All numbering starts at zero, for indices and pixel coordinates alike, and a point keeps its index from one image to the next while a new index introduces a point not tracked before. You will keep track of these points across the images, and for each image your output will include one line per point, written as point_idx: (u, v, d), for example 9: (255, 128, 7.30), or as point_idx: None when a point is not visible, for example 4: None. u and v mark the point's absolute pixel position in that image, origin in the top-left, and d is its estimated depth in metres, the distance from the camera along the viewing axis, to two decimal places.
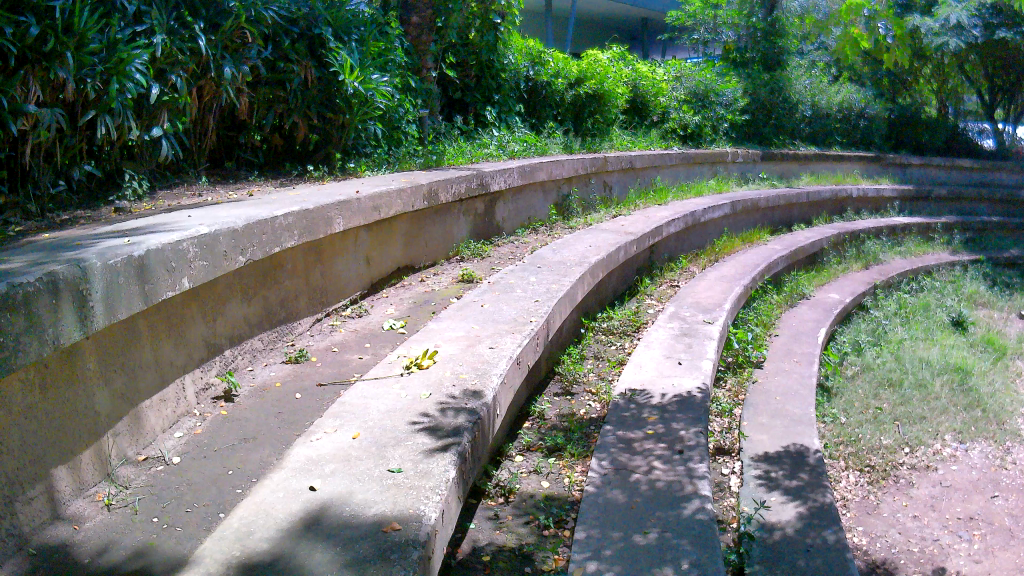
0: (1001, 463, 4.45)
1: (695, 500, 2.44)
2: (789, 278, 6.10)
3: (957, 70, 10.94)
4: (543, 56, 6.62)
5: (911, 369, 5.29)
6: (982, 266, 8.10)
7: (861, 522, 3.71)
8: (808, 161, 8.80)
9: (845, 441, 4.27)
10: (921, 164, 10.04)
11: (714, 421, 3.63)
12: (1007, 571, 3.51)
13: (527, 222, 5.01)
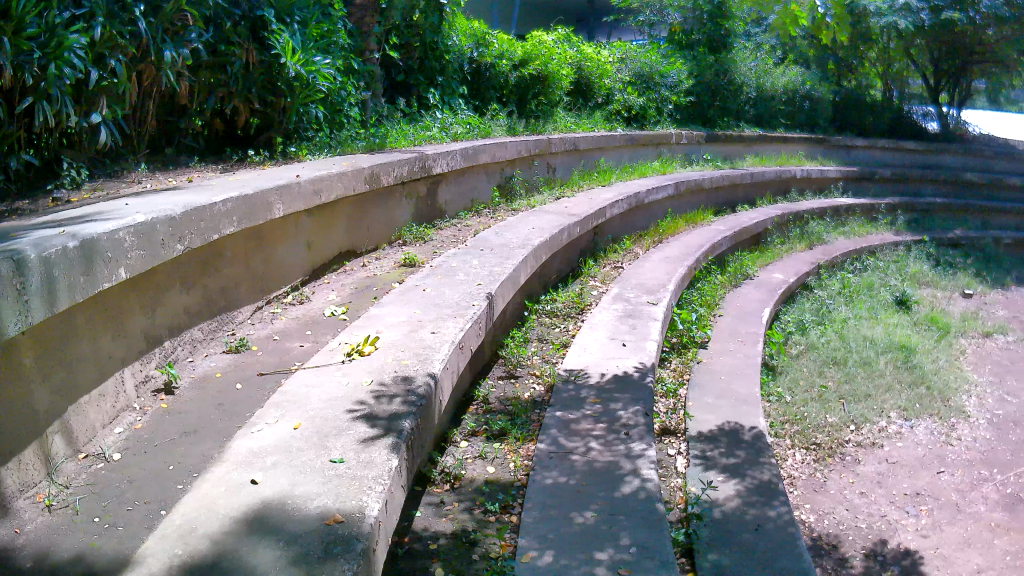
0: (945, 439, 4.54)
1: (639, 480, 2.45)
2: (734, 259, 6.16)
3: (903, 54, 11.14)
4: (486, 38, 6.56)
5: (855, 348, 5.37)
6: (926, 246, 8.27)
7: (808, 500, 3.76)
8: (752, 143, 8.82)
9: (791, 420, 4.32)
10: (866, 146, 10.17)
11: (660, 402, 3.67)
12: (954, 546, 3.59)
13: (470, 204, 4.99)
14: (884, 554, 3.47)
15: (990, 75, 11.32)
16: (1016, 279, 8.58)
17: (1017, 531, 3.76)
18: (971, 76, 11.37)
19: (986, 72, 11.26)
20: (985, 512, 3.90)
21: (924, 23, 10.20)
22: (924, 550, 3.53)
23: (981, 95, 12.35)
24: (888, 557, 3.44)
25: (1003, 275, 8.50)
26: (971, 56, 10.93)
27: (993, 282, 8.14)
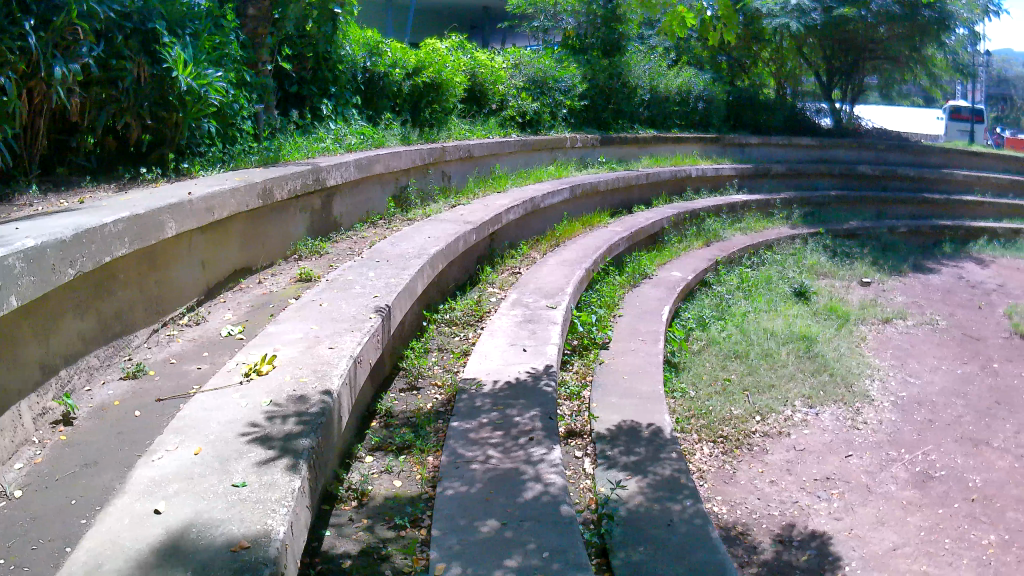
0: (851, 424, 4.70)
1: (541, 484, 2.49)
2: (631, 259, 6.25)
3: (795, 53, 11.49)
4: (380, 47, 6.55)
5: (756, 341, 5.51)
6: (822, 238, 8.61)
7: (720, 492, 3.83)
8: (646, 145, 8.90)
9: (696, 415, 4.39)
10: (759, 143, 10.42)
11: (563, 405, 3.70)
12: (868, 525, 3.72)
13: (365, 215, 4.94)
14: (797, 539, 3.56)
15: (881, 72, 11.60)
16: (911, 266, 8.97)
17: (928, 506, 3.93)
18: (864, 73, 11.66)
19: (877, 69, 11.55)
20: (895, 491, 4.06)
21: (816, 22, 10.52)
22: (837, 532, 3.64)
23: (873, 92, 12.63)
24: (802, 542, 3.54)
25: (899, 262, 8.89)
26: (860, 56, 11.31)
27: (888, 269, 8.56)
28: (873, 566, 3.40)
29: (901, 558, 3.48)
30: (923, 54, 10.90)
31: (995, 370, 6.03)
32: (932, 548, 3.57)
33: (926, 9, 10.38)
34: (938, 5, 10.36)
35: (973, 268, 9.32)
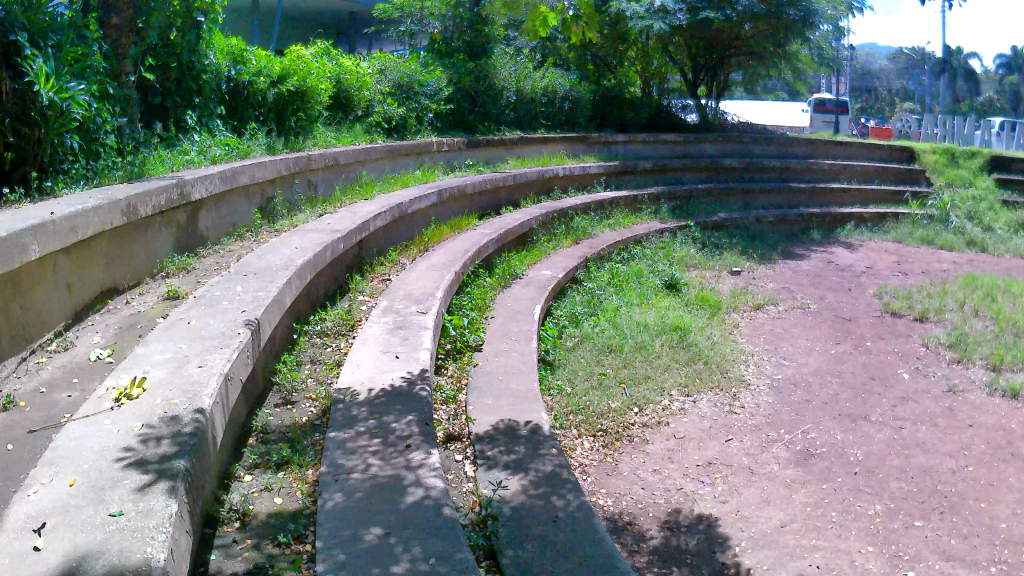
0: (728, 409, 5.02)
1: (422, 489, 2.52)
2: (501, 261, 6.29)
3: (659, 52, 11.75)
4: (245, 54, 6.42)
5: (629, 334, 5.67)
6: (691, 230, 8.90)
7: (603, 485, 4.03)
8: (513, 146, 8.92)
9: (574, 411, 4.58)
10: (625, 141, 10.54)
11: (439, 410, 3.72)
12: (754, 506, 4.03)
13: (232, 228, 4.84)
14: (684, 524, 3.80)
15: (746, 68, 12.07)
16: (779, 254, 9.40)
17: (810, 483, 4.32)
18: (729, 69, 12.02)
19: (742, 64, 11.94)
20: (778, 470, 4.42)
21: (681, 23, 10.65)
22: (723, 515, 3.92)
23: (738, 87, 13.01)
24: (688, 526, 3.79)
25: (768, 251, 9.33)
26: (725, 50, 11.59)
27: (758, 258, 8.97)
28: (762, 544, 3.70)
29: (789, 534, 3.81)
30: (787, 49, 11.35)
31: (866, 348, 6.56)
32: (819, 522, 3.95)
33: (790, 7, 10.63)
34: (802, 4, 10.63)
35: (839, 254, 9.86)
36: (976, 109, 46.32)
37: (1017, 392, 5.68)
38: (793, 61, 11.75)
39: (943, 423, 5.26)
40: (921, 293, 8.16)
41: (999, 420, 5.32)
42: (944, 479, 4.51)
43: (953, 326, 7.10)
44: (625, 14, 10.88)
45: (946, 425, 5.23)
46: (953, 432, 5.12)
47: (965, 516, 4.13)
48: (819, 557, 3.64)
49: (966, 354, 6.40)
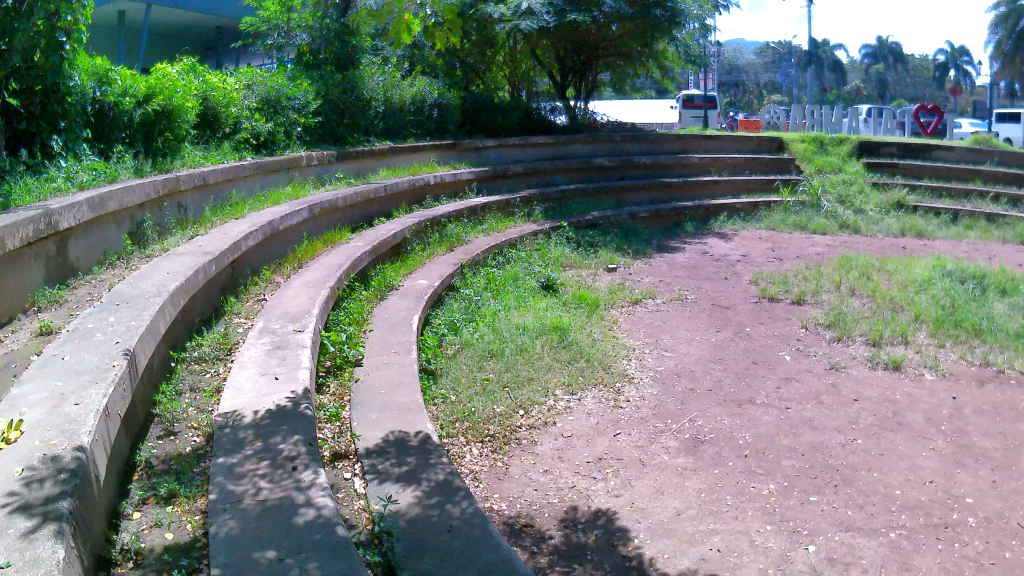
0: (613, 404, 5.13)
1: (313, 509, 2.49)
2: (376, 272, 6.25)
3: (526, 56, 11.85)
4: (109, 75, 6.21)
5: (509, 338, 5.75)
6: (565, 231, 9.03)
7: (496, 490, 4.07)
8: (384, 156, 8.83)
9: (459, 418, 4.62)
10: (496, 146, 10.57)
11: (324, 428, 3.69)
12: (648, 497, 4.14)
13: (102, 256, 4.66)
14: (582, 520, 3.86)
15: (614, 68, 12.30)
16: (655, 248, 9.61)
17: (702, 470, 4.46)
18: (596, 70, 12.25)
19: (610, 66, 12.23)
20: (668, 460, 4.55)
21: (549, 25, 10.60)
22: (620, 508, 4.01)
23: (604, 87, 13.27)
24: (587, 522, 3.85)
25: (642, 246, 9.53)
26: (591, 52, 11.78)
27: (634, 253, 9.17)
28: (661, 534, 3.81)
29: (687, 521, 3.94)
30: (654, 48, 11.63)
31: (746, 334, 6.75)
32: (715, 507, 4.09)
33: (655, 8, 10.91)
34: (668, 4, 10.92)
35: (715, 244, 10.14)
36: (838, 98, 48.42)
37: (898, 365, 6.03)
38: (660, 59, 12.04)
39: (828, 399, 5.47)
40: (797, 276, 8.45)
41: (884, 392, 5.62)
42: (834, 454, 4.73)
43: (831, 306, 7.39)
44: (491, 17, 10.87)
45: (830, 401, 5.44)
46: (839, 408, 5.34)
47: (859, 486, 4.38)
48: (718, 541, 3.78)
49: (846, 332, 6.69)
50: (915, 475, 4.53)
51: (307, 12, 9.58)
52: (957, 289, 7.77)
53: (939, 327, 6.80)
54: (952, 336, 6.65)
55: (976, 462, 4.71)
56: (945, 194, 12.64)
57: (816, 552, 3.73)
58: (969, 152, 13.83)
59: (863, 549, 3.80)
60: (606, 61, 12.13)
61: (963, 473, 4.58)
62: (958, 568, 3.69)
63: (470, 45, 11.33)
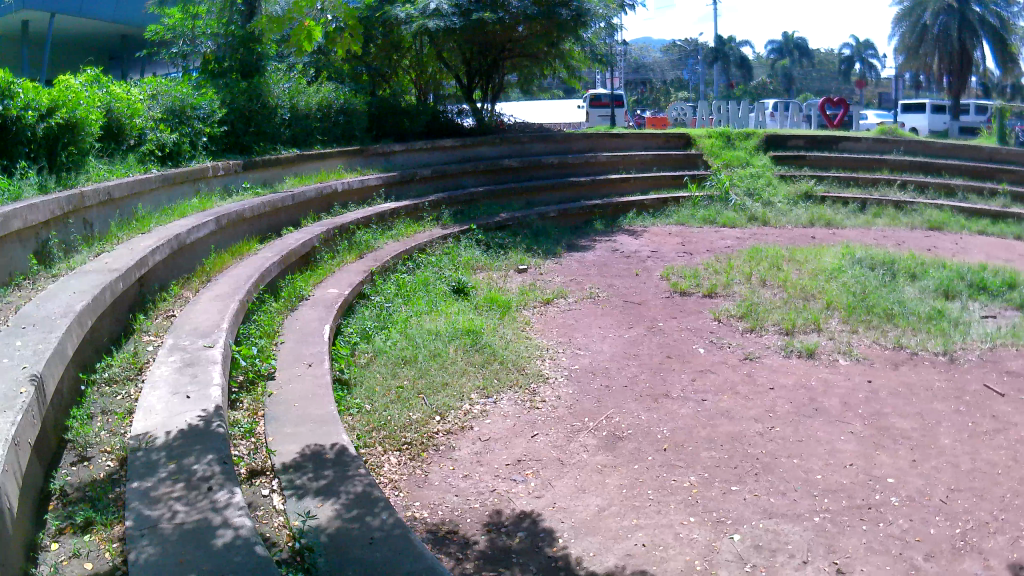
0: (529, 405, 5.18)
1: (231, 530, 2.56)
2: (285, 283, 5.98)
3: (433, 59, 11.74)
4: (11, 88, 5.88)
5: (421, 343, 5.71)
6: (474, 233, 9.07)
7: (416, 498, 4.07)
8: (291, 164, 8.64)
9: (375, 427, 4.57)
10: (403, 150, 10.36)
11: (238, 444, 3.71)
12: (569, 496, 4.19)
13: (6, 278, 4.44)
14: (506, 523, 3.89)
15: (520, 69, 12.38)
16: (565, 248, 9.66)
17: (622, 466, 4.51)
18: (502, 71, 12.29)
19: (515, 66, 12.21)
20: (587, 458, 4.59)
21: (456, 26, 10.57)
22: (543, 509, 4.04)
23: (512, 88, 13.29)
24: (511, 525, 3.87)
25: (552, 246, 9.57)
26: (496, 53, 11.76)
27: (543, 254, 9.20)
28: (586, 532, 3.85)
29: (610, 518, 3.99)
30: (560, 48, 11.72)
31: (659, 329, 6.82)
32: (637, 502, 4.15)
33: (561, 7, 11.00)
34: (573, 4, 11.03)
35: (624, 241, 10.24)
36: (746, 94, 49.52)
37: (812, 352, 6.16)
38: (567, 58, 12.10)
39: (744, 389, 5.55)
40: (708, 270, 8.57)
41: (799, 379, 5.74)
42: (753, 442, 4.80)
43: (742, 298, 7.51)
44: (397, 19, 10.74)
45: (746, 391, 5.52)
46: (755, 397, 5.43)
47: (780, 473, 4.44)
48: (643, 535, 3.84)
49: (759, 323, 6.80)
50: (835, 459, 4.62)
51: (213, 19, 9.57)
52: (866, 276, 7.98)
53: (851, 314, 6.97)
54: (863, 322, 6.82)
55: (895, 443, 4.83)
56: (853, 183, 12.99)
57: (741, 540, 3.81)
58: (876, 142, 14.28)
59: (789, 535, 3.88)
60: (513, 62, 12.19)
61: (883, 454, 4.70)
62: (884, 547, 3.80)
63: (375, 48, 11.15)
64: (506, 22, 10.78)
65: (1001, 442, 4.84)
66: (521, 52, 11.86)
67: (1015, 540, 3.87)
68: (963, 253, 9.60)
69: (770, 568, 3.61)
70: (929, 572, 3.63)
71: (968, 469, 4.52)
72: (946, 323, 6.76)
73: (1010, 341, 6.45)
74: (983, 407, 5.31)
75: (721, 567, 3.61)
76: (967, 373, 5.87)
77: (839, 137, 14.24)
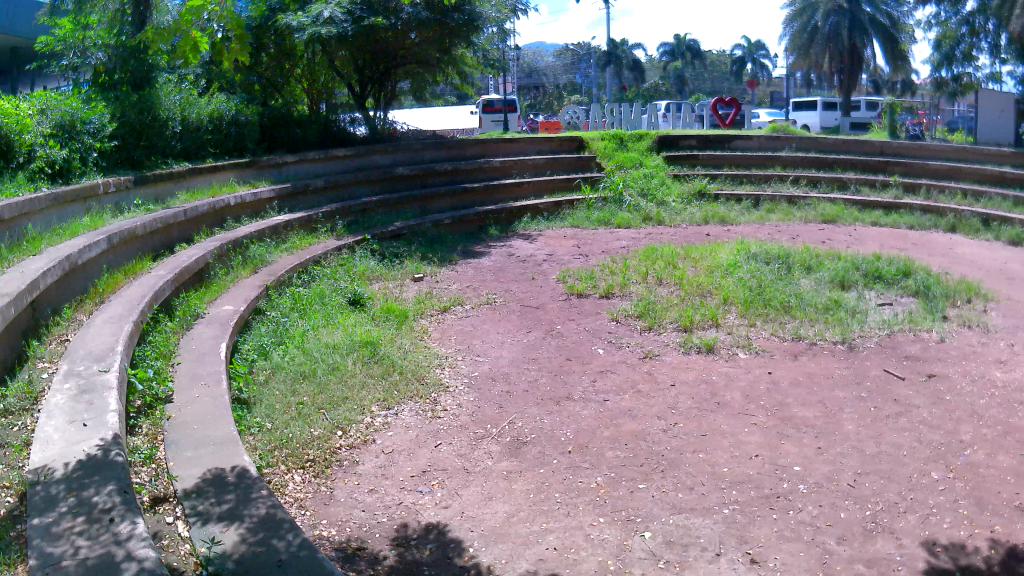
0: (430, 415, 5.14)
1: (136, 562, 2.51)
2: (180, 301, 5.74)
3: (325, 67, 11.59)
4: None
5: (320, 357, 5.59)
6: (369, 243, 8.96)
7: (323, 516, 3.98)
8: (182, 178, 8.38)
9: (277, 445, 4.45)
10: (296, 161, 10.15)
11: (139, 471, 3.56)
12: (477, 504, 4.16)
13: None
14: (414, 536, 3.84)
15: (412, 76, 12.33)
16: (461, 254, 9.63)
17: (528, 471, 4.50)
18: (395, 79, 12.25)
19: (408, 74, 12.22)
20: (492, 465, 4.58)
21: (349, 33, 10.45)
22: (450, 519, 4.01)
23: (405, 95, 13.22)
24: (419, 538, 3.83)
25: (447, 253, 9.53)
26: (389, 60, 11.68)
27: (438, 262, 9.15)
28: (496, 540, 3.84)
29: (519, 524, 3.98)
30: (452, 53, 11.73)
31: (557, 332, 6.85)
32: (546, 506, 4.15)
33: (454, 12, 11.04)
34: (466, 8, 11.07)
35: (519, 246, 10.26)
36: (639, 96, 50.36)
37: (711, 348, 6.27)
38: (460, 64, 12.11)
39: (645, 388, 5.61)
40: (603, 271, 8.66)
41: (700, 374, 5.83)
42: (657, 440, 4.86)
43: (639, 297, 7.62)
44: (288, 27, 10.51)
45: (647, 389, 5.59)
46: (656, 395, 5.49)
47: (685, 469, 4.50)
48: (553, 539, 3.85)
49: (657, 322, 6.89)
50: (740, 451, 4.71)
51: (102, 29, 9.13)
52: (761, 270, 8.18)
53: (748, 308, 7.12)
54: (761, 316, 6.99)
55: (798, 432, 4.95)
56: (746, 180, 13.46)
57: (652, 537, 3.86)
58: (768, 140, 14.64)
59: (699, 529, 3.93)
60: (405, 69, 12.14)
61: (788, 443, 4.80)
62: (795, 534, 3.89)
63: (268, 58, 10.81)
64: (397, 28, 10.78)
65: (902, 424, 5.02)
66: (413, 59, 11.84)
67: (925, 518, 4.01)
68: (857, 244, 9.95)
69: (683, 564, 3.66)
70: (841, 555, 3.73)
71: (873, 452, 4.67)
72: (843, 313, 6.99)
73: (905, 327, 6.70)
74: (884, 391, 5.50)
75: (635, 565, 3.64)
76: (866, 360, 6.08)
77: (732, 135, 14.73)
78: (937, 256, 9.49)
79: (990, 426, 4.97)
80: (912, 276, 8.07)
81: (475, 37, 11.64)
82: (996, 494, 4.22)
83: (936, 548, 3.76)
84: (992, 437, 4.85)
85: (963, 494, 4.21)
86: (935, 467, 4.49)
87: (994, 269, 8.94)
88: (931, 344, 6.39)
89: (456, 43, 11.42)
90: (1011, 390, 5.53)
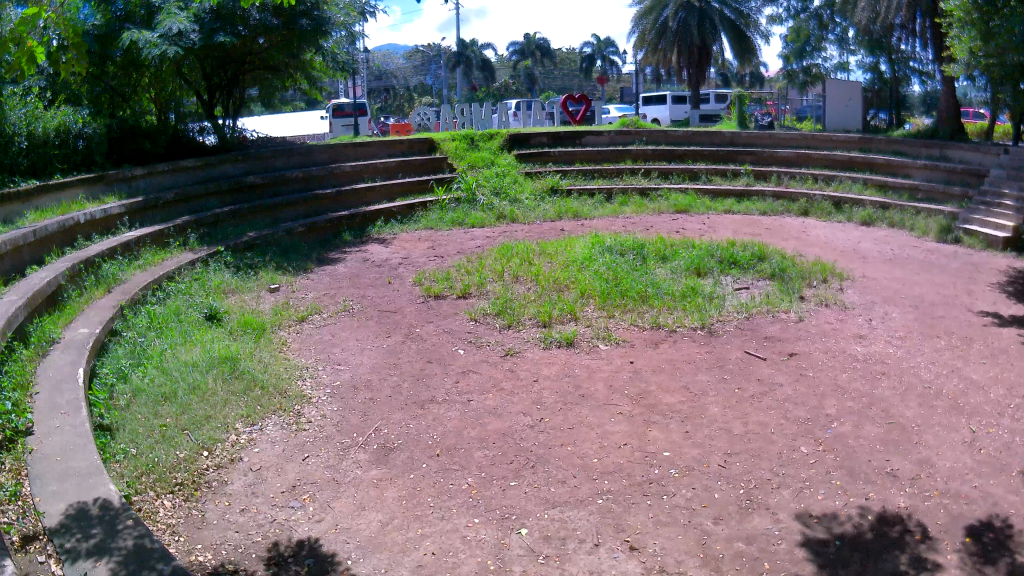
0: (295, 428, 5.02)
1: None
2: (33, 326, 5.37)
3: (174, 78, 11.16)
4: None
5: (180, 377, 5.37)
6: (221, 255, 8.68)
7: (197, 541, 3.83)
8: (28, 197, 7.88)
9: (144, 471, 4.25)
10: (145, 174, 9.69)
11: (5, 510, 3.34)
12: (349, 515, 4.10)
13: None
14: (289, 554, 3.74)
15: (260, 82, 12.04)
16: (315, 262, 9.45)
17: (397, 478, 4.45)
18: (243, 85, 11.94)
19: (256, 78, 11.92)
20: (362, 474, 4.51)
21: (196, 44, 10.01)
22: (325, 533, 3.93)
23: (254, 101, 12.94)
24: (295, 556, 3.73)
25: (302, 261, 9.34)
26: (237, 65, 11.38)
27: (292, 270, 8.95)
28: (372, 549, 3.79)
29: (394, 532, 3.94)
30: (300, 59, 11.56)
31: (416, 335, 6.80)
32: (419, 511, 4.11)
33: (301, 18, 10.92)
34: (314, 14, 10.95)
35: (374, 250, 10.16)
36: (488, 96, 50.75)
37: (571, 342, 6.37)
38: (308, 69, 11.96)
39: (507, 385, 5.65)
40: (459, 271, 8.65)
41: (561, 368, 5.91)
42: (524, 436, 4.89)
43: (497, 295, 7.67)
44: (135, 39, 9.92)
45: (509, 387, 5.62)
46: (519, 391, 5.53)
47: (554, 463, 4.55)
48: (430, 544, 3.82)
49: (515, 319, 6.93)
50: (609, 441, 4.79)
51: None
52: (616, 262, 8.37)
53: (605, 300, 7.26)
54: (619, 307, 7.13)
55: (664, 418, 5.08)
56: (598, 174, 13.79)
57: (528, 534, 3.88)
58: (618, 135, 15.02)
59: (575, 521, 3.98)
60: (253, 74, 11.83)
61: (656, 430, 4.92)
62: (672, 518, 3.99)
63: (113, 68, 10.31)
64: (246, 36, 10.58)
65: (767, 403, 5.23)
66: (261, 65, 11.60)
67: (799, 491, 4.20)
68: (711, 232, 10.31)
69: (562, 557, 3.70)
70: (720, 535, 3.85)
71: (740, 432, 4.85)
72: (700, 299, 7.23)
73: (764, 310, 6.99)
74: (747, 371, 5.74)
75: (514, 563, 3.66)
76: (725, 343, 6.31)
77: (581, 131, 15.05)
78: (790, 239, 9.94)
79: (854, 399, 5.25)
80: (764, 260, 8.43)
81: (324, 42, 11.51)
82: (865, 462, 4.47)
83: (812, 519, 3.95)
84: (856, 409, 5.12)
85: (834, 465, 4.43)
86: (804, 441, 4.71)
87: (845, 249, 9.43)
88: (789, 324, 6.70)
89: (305, 48, 11.27)
90: (869, 363, 5.85)
